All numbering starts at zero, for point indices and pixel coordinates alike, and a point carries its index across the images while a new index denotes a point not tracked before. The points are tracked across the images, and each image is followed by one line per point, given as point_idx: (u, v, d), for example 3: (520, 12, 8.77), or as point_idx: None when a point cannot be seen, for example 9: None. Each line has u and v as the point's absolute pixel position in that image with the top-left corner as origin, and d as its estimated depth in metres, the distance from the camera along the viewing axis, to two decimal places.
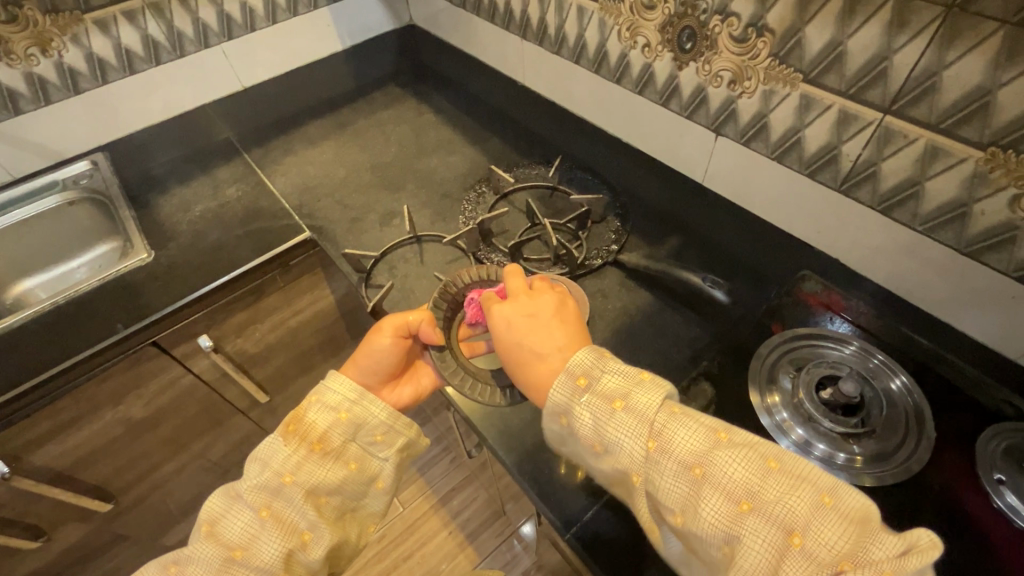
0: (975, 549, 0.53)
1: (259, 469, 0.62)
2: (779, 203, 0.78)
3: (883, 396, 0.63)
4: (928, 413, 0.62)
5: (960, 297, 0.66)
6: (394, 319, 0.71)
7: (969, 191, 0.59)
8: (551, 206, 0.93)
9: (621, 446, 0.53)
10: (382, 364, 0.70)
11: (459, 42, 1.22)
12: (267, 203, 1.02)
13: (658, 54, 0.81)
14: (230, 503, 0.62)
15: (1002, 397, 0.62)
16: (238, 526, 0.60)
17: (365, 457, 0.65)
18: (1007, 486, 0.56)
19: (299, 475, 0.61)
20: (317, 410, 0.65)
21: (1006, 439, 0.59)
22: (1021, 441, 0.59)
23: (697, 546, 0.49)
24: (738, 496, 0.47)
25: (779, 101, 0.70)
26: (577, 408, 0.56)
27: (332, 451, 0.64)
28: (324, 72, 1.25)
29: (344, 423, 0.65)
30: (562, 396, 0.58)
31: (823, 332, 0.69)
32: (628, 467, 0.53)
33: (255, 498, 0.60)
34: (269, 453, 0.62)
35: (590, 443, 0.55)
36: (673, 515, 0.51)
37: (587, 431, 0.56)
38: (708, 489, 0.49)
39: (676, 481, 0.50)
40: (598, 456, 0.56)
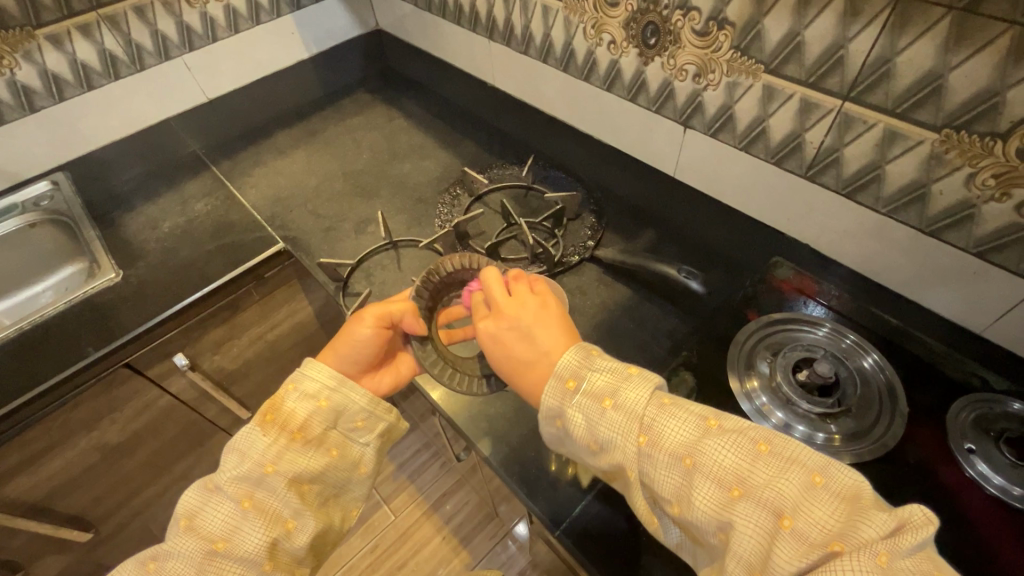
0: (955, 515, 0.59)
1: (237, 460, 0.60)
2: (747, 191, 0.85)
3: (856, 373, 0.69)
4: (900, 388, 0.68)
5: (923, 276, 0.73)
6: (376, 308, 0.69)
7: (927, 172, 0.66)
8: (526, 206, 0.99)
9: (613, 442, 0.52)
10: (362, 352, 0.69)
11: (427, 46, 1.28)
12: (238, 217, 1.08)
13: (624, 50, 0.88)
14: (207, 496, 0.60)
15: (970, 369, 0.69)
16: (218, 519, 0.58)
17: (346, 444, 0.65)
18: (977, 455, 0.62)
19: (281, 464, 0.60)
20: (295, 399, 0.64)
21: (975, 410, 0.65)
22: (987, 411, 0.65)
23: (695, 534, 0.48)
24: (729, 483, 0.46)
25: (743, 92, 0.77)
26: (569, 410, 0.54)
27: (313, 438, 0.63)
28: (291, 79, 1.30)
29: (324, 411, 0.64)
30: (552, 403, 0.55)
31: (796, 316, 0.75)
32: (622, 463, 0.52)
33: (235, 489, 0.59)
34: (248, 443, 0.60)
35: (585, 442, 0.54)
36: (669, 505, 0.49)
37: (580, 432, 0.54)
38: (700, 478, 0.47)
39: (667, 471, 0.49)
40: (592, 455, 0.54)
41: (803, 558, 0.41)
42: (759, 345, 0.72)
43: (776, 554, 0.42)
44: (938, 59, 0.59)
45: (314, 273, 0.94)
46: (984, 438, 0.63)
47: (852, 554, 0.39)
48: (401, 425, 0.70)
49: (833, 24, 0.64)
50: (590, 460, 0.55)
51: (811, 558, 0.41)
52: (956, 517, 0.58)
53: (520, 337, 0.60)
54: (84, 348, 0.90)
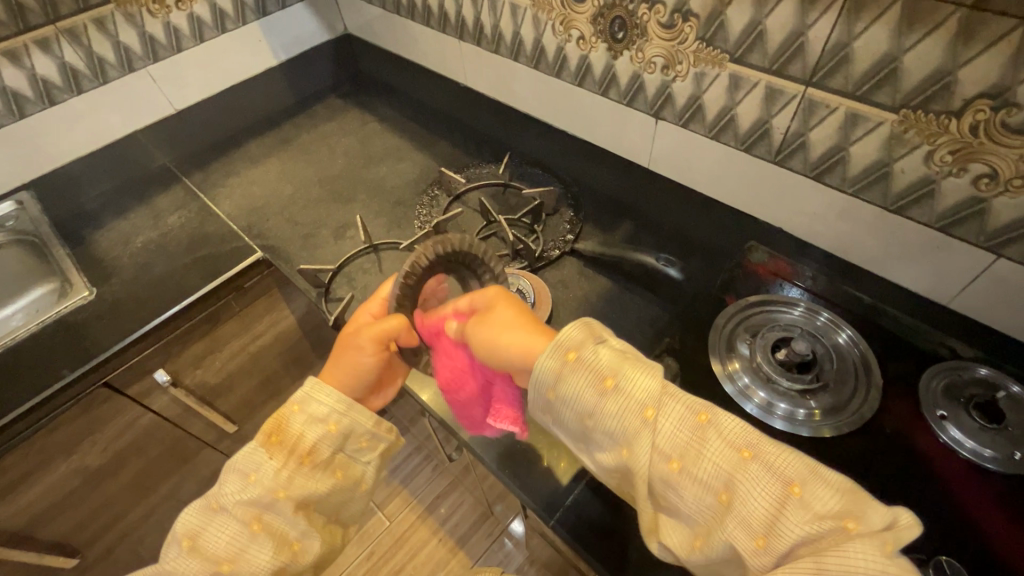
0: (935, 483, 0.61)
1: (244, 486, 0.59)
2: (720, 178, 0.87)
3: (832, 350, 0.71)
4: (874, 361, 0.70)
5: (891, 253, 0.76)
6: (372, 331, 0.65)
7: (889, 152, 0.68)
8: (505, 203, 0.99)
9: (634, 381, 0.51)
10: (369, 377, 0.67)
11: (397, 48, 1.28)
12: (213, 228, 1.06)
13: (593, 45, 0.89)
14: (211, 516, 0.60)
15: (939, 340, 0.71)
16: (223, 539, 0.58)
17: (349, 464, 0.64)
18: (949, 421, 0.65)
19: (292, 490, 0.60)
20: (303, 420, 0.62)
21: (944, 378, 0.68)
22: (956, 378, 0.68)
23: (689, 491, 0.48)
24: (741, 445, 0.48)
25: (711, 81, 0.79)
26: (594, 345, 0.54)
27: (321, 462, 0.62)
28: (261, 87, 1.28)
29: (333, 435, 0.62)
30: (575, 336, 0.54)
31: (774, 298, 0.77)
32: (640, 403, 0.51)
33: (243, 512, 0.58)
34: (255, 467, 0.60)
35: (599, 378, 0.52)
36: (667, 458, 0.49)
37: (600, 365, 0.53)
38: (716, 434, 0.49)
39: (679, 424, 0.49)
40: (598, 396, 0.52)
41: (812, 525, 0.43)
42: (739, 328, 0.74)
43: (787, 519, 0.43)
44: (892, 42, 0.61)
45: (295, 280, 0.93)
46: (954, 404, 0.66)
47: (865, 535, 0.41)
48: (400, 443, 0.69)
49: (792, 13, 0.66)
50: (587, 402, 0.52)
51: (821, 527, 0.42)
52: (931, 479, 0.61)
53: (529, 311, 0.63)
54: (59, 370, 0.87)
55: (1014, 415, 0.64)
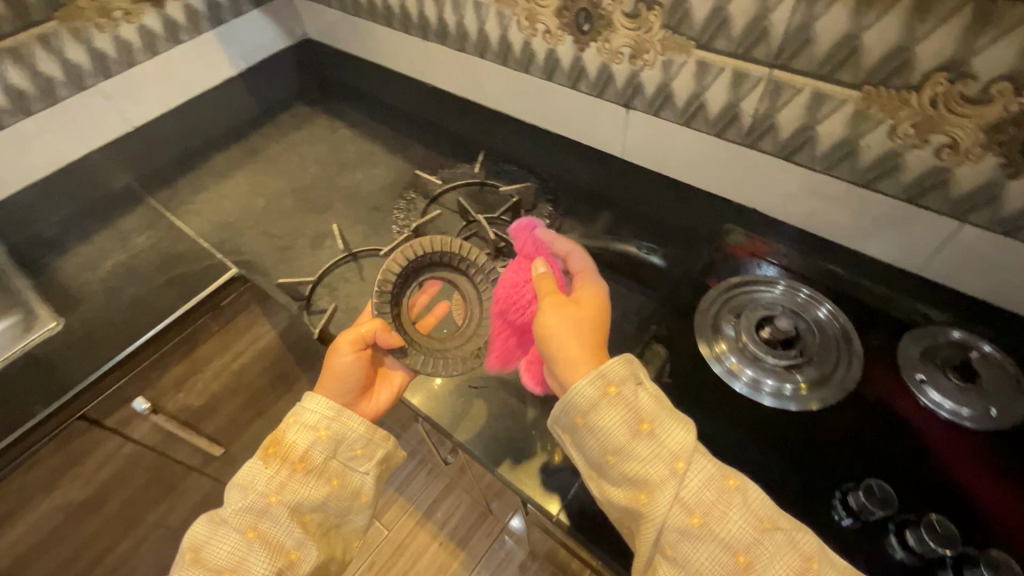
0: (918, 445, 0.63)
1: (241, 494, 0.61)
2: (693, 164, 0.88)
3: (814, 324, 0.73)
4: (854, 332, 0.72)
5: (862, 226, 0.78)
6: (348, 335, 0.70)
7: (854, 128, 0.70)
8: (483, 202, 0.99)
9: (671, 434, 0.52)
10: (349, 378, 0.70)
11: (361, 51, 1.26)
12: (183, 247, 1.03)
13: (560, 39, 0.89)
14: (214, 529, 0.61)
15: (913, 308, 0.74)
16: (224, 550, 0.60)
17: (346, 473, 0.64)
18: (928, 384, 0.67)
19: (284, 494, 0.60)
20: (296, 430, 0.64)
21: (920, 343, 0.71)
22: (930, 343, 0.71)
23: (707, 546, 0.49)
24: (763, 514, 0.50)
25: (678, 69, 0.79)
26: (636, 388, 0.54)
27: (314, 468, 0.62)
28: (222, 98, 1.24)
29: (324, 441, 0.64)
30: (622, 370, 0.55)
31: (754, 278, 0.79)
32: (672, 454, 0.51)
33: (240, 521, 0.60)
34: (251, 477, 0.61)
35: (636, 422, 0.53)
36: (692, 510, 0.49)
37: (639, 408, 0.53)
38: (740, 497, 0.50)
39: (710, 484, 0.50)
40: (634, 438, 0.52)
41: None
42: (723, 308, 0.76)
43: None
44: (851, 22, 0.63)
45: (273, 294, 0.91)
46: (931, 367, 0.68)
47: None
48: (398, 453, 0.69)
49: None
50: (619, 440, 0.52)
51: None
52: (916, 444, 0.63)
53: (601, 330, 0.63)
54: (30, 406, 0.84)
55: (986, 372, 0.68)
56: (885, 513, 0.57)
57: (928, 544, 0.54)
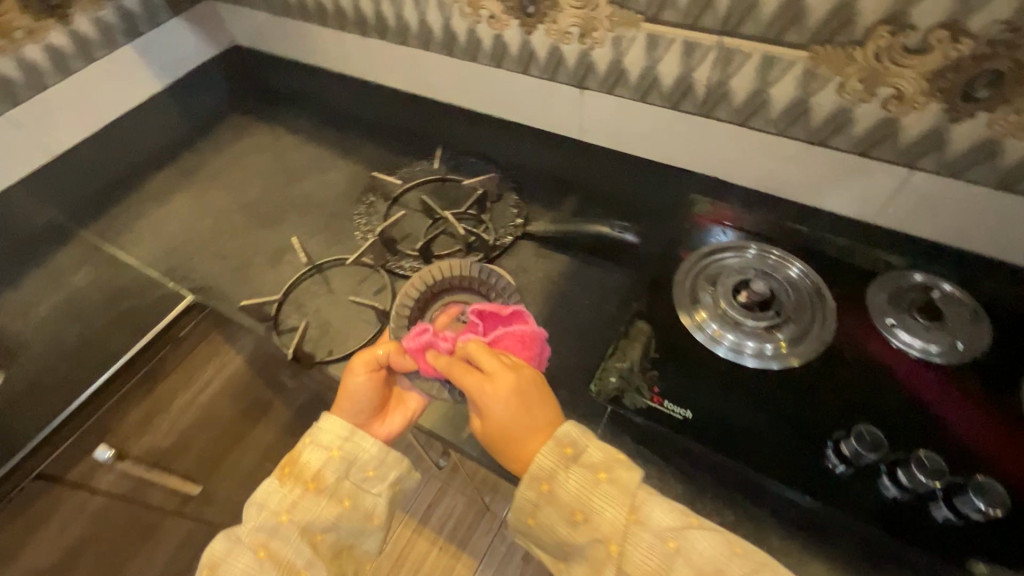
0: (896, 387, 0.66)
1: (256, 511, 0.61)
2: (652, 138, 0.89)
3: (786, 284, 0.75)
4: (825, 287, 0.74)
5: (819, 183, 0.80)
6: (363, 355, 0.68)
7: (805, 88, 0.72)
8: (446, 197, 0.96)
9: (602, 514, 0.55)
10: (365, 401, 0.66)
11: (296, 53, 1.20)
12: (127, 279, 0.96)
13: (505, 23, 0.87)
14: (230, 546, 0.62)
15: (878, 256, 0.77)
16: (239, 569, 0.60)
17: (357, 494, 0.63)
18: (899, 327, 0.70)
19: (295, 513, 0.61)
20: (311, 450, 0.64)
21: (887, 290, 0.74)
22: (896, 288, 0.74)
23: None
24: (705, 567, 0.52)
25: (628, 44, 0.79)
26: (562, 475, 0.57)
27: (326, 489, 0.62)
28: (149, 115, 1.16)
29: (336, 461, 0.63)
30: (547, 464, 0.57)
31: (721, 246, 0.80)
32: (606, 536, 0.54)
33: (253, 539, 0.61)
34: (266, 495, 0.62)
35: (567, 515, 0.56)
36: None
37: (569, 498, 0.56)
38: (679, 559, 0.53)
39: (649, 552, 0.53)
40: (573, 529, 0.56)
41: None
42: (699, 278, 0.76)
43: None
44: None
45: (236, 318, 0.86)
46: (900, 310, 0.71)
47: None
48: (412, 474, 0.66)
49: None
50: (562, 532, 0.56)
51: None
52: (896, 387, 0.66)
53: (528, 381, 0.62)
54: None
55: (949, 309, 0.71)
56: (877, 456, 0.59)
57: (918, 480, 0.56)
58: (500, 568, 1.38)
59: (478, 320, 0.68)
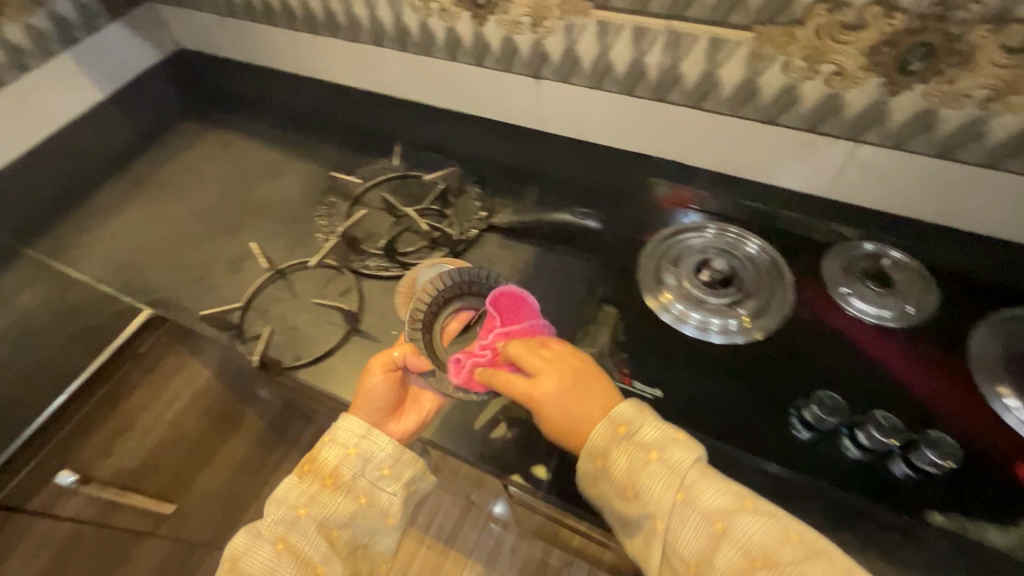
0: (855, 352, 0.68)
1: (274, 506, 0.62)
2: (609, 125, 0.90)
3: (745, 260, 0.77)
4: (782, 260, 0.77)
5: (772, 161, 0.82)
6: (380, 356, 0.67)
7: (753, 68, 0.73)
8: (408, 193, 0.94)
9: (653, 492, 0.53)
10: (382, 402, 0.66)
11: (246, 55, 1.17)
12: (80, 297, 0.92)
13: (457, 16, 0.87)
14: (251, 539, 0.61)
15: (830, 229, 0.79)
16: (258, 561, 0.59)
17: (373, 492, 0.63)
18: (854, 295, 0.72)
19: (314, 507, 0.61)
20: (329, 448, 0.64)
21: (841, 261, 0.76)
22: (851, 259, 0.76)
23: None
24: (751, 550, 0.50)
25: (580, 32, 0.80)
26: (615, 452, 0.55)
27: (343, 485, 0.62)
28: (92, 125, 1.11)
29: (354, 458, 0.63)
30: (601, 441, 0.56)
31: (683, 227, 0.81)
32: (654, 513, 0.53)
33: (272, 531, 0.60)
34: (285, 491, 0.63)
35: (620, 489, 0.55)
36: (687, 562, 0.52)
37: (620, 474, 0.55)
38: (726, 540, 0.51)
39: (696, 533, 0.52)
40: (625, 503, 0.55)
41: None
42: (663, 260, 0.78)
43: None
44: None
45: (198, 329, 0.82)
46: (854, 280, 0.74)
47: None
48: (425, 477, 0.67)
49: None
50: (613, 504, 0.56)
51: None
52: (854, 353, 0.68)
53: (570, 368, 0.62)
54: None
55: (898, 274, 0.75)
56: (837, 419, 0.61)
57: (878, 440, 0.59)
58: (490, 560, 1.39)
59: (494, 312, 0.66)
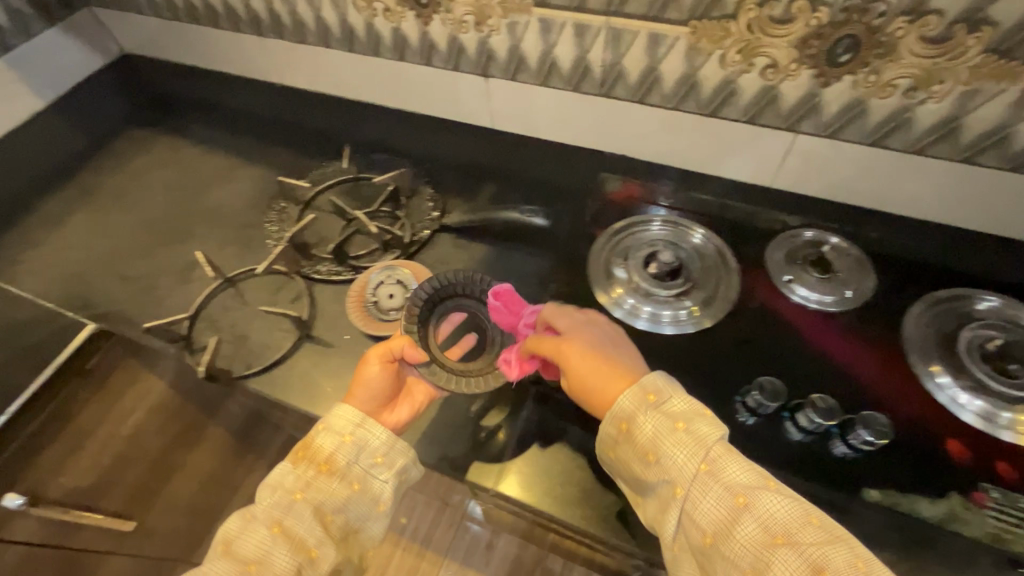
0: (797, 338, 0.70)
1: (267, 489, 0.55)
2: (560, 121, 0.90)
3: (692, 252, 0.78)
4: (727, 250, 0.78)
5: (718, 152, 0.84)
6: (377, 345, 0.61)
7: (691, 62, 0.74)
8: (360, 196, 0.92)
9: (675, 459, 0.48)
10: (379, 392, 0.60)
11: (194, 59, 1.15)
12: (24, 314, 0.88)
13: (401, 16, 0.86)
14: (242, 521, 0.54)
15: (773, 218, 0.81)
16: (251, 542, 0.52)
17: (367, 478, 0.56)
18: (795, 283, 0.74)
19: (309, 491, 0.54)
20: (324, 432, 0.57)
21: (785, 249, 0.78)
22: (793, 246, 0.78)
23: (712, 566, 0.45)
24: (776, 525, 0.44)
25: (524, 29, 0.80)
26: (641, 419, 0.50)
27: (338, 470, 0.56)
28: (32, 134, 1.07)
29: (349, 443, 0.56)
30: (627, 405, 0.51)
31: (639, 218, 0.82)
32: (673, 479, 0.48)
33: (265, 514, 0.53)
34: (277, 476, 0.56)
35: (642, 453, 0.50)
36: (703, 532, 0.46)
37: (641, 439, 0.50)
38: (749, 509, 0.45)
39: (717, 503, 0.46)
40: (645, 468, 0.49)
41: None
42: (614, 254, 0.78)
43: None
44: None
45: (144, 342, 0.82)
46: (796, 268, 0.75)
47: None
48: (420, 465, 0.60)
49: None
50: (636, 468, 0.51)
51: None
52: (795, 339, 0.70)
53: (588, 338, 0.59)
54: None
55: (840, 260, 0.76)
56: (777, 404, 0.63)
57: (816, 423, 0.61)
58: (466, 559, 1.39)
59: (498, 305, 0.64)
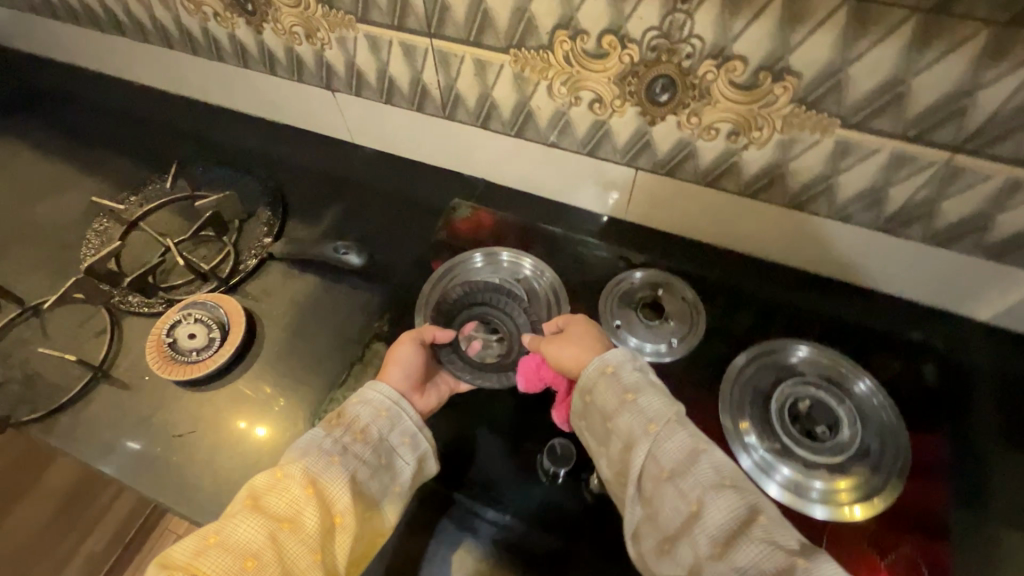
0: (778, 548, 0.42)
1: (296, 454, 0.36)
2: None
3: (857, 411, 0.42)
4: (903, 428, 0.41)
5: None
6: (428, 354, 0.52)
7: None
8: None
9: (652, 405, 0.36)
10: None
11: None
12: None
13: None
14: (275, 479, 0.35)
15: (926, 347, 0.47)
16: (284, 500, 0.34)
17: (380, 462, 0.38)
18: (755, 441, 0.41)
19: (345, 457, 0.36)
20: (365, 404, 0.39)
21: (800, 390, 0.43)
22: (780, 369, 0.44)
23: (655, 508, 0.33)
24: (729, 472, 0.33)
25: None
26: (628, 370, 0.37)
27: (369, 442, 0.38)
28: None
29: (385, 416, 0.39)
30: (617, 355, 0.38)
31: (834, 314, 0.48)
32: (642, 418, 0.35)
33: (301, 467, 0.35)
34: (305, 444, 0.36)
35: (619, 393, 0.37)
36: (659, 469, 0.33)
37: (634, 377, 0.37)
38: (711, 462, 0.33)
39: (674, 438, 0.34)
40: (614, 407, 0.36)
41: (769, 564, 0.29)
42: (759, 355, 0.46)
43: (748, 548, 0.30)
44: None
45: None
46: (835, 436, 0.41)
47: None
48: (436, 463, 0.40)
49: None
50: (598, 402, 0.37)
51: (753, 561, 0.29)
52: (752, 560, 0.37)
53: (773, 425, 0.41)
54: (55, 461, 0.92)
55: (806, 427, 0.41)
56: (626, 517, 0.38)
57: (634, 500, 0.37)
58: None
59: None
